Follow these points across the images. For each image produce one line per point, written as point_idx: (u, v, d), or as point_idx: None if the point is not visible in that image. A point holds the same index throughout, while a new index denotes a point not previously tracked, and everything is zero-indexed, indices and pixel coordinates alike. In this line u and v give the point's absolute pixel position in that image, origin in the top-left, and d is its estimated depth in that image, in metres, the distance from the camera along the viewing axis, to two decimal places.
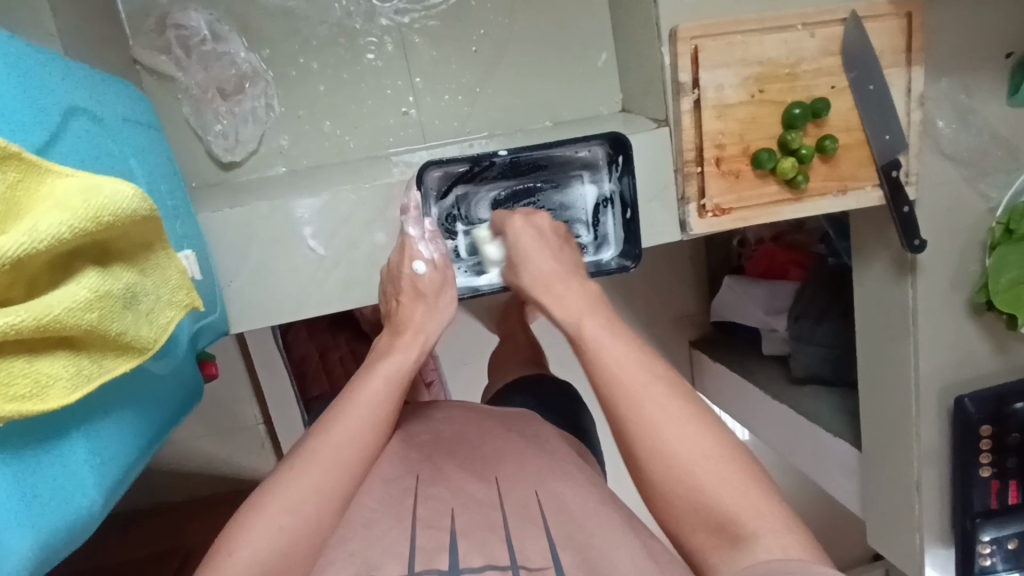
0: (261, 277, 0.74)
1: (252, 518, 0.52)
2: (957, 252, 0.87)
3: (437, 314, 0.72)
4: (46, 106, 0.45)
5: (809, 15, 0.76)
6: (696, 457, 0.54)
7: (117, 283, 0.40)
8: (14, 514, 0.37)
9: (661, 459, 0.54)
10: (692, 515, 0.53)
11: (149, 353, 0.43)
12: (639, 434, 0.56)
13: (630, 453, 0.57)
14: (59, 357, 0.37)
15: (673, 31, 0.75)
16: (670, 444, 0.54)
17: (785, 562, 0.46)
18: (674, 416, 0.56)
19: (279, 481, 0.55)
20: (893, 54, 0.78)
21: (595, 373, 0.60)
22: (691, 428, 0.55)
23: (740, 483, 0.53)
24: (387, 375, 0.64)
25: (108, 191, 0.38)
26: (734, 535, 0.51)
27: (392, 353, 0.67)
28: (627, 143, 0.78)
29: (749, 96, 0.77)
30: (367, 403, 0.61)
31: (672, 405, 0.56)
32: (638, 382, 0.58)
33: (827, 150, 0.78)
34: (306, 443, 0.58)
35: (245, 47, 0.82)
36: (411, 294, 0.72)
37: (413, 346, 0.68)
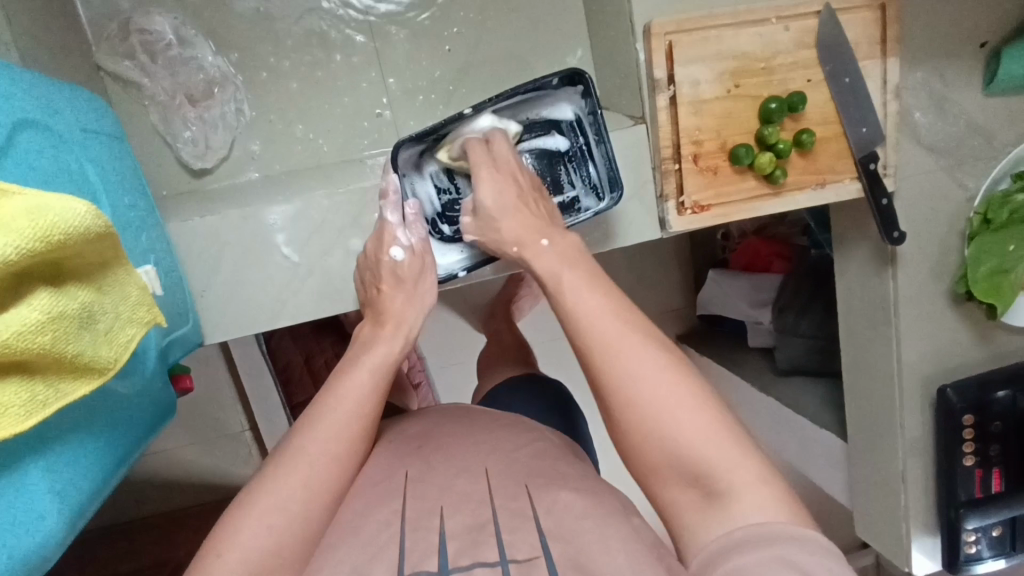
0: (233, 285, 0.72)
1: (240, 520, 0.51)
2: (936, 242, 0.87)
3: (419, 297, 0.70)
4: None
5: (783, 8, 0.76)
6: (679, 411, 0.52)
7: (73, 304, 0.38)
8: None
9: (636, 412, 0.52)
10: (668, 471, 0.52)
11: (111, 373, 0.41)
12: (618, 384, 0.53)
13: (603, 405, 0.55)
14: (11, 383, 0.35)
15: (647, 27, 0.74)
16: (647, 395, 0.52)
17: (764, 529, 0.46)
18: (651, 366, 0.53)
19: (261, 485, 0.53)
20: (868, 46, 0.78)
21: (568, 325, 0.57)
22: (672, 380, 0.53)
23: (721, 438, 0.51)
24: (374, 366, 0.62)
25: (57, 209, 0.37)
26: (716, 490, 0.50)
27: (375, 342, 0.65)
28: (593, 100, 0.73)
29: (725, 92, 0.77)
30: (352, 397, 0.59)
31: (652, 356, 0.54)
32: (616, 332, 0.55)
33: (804, 144, 0.77)
34: (292, 441, 0.57)
35: (212, 51, 0.80)
36: (390, 280, 0.70)
37: (398, 333, 0.66)
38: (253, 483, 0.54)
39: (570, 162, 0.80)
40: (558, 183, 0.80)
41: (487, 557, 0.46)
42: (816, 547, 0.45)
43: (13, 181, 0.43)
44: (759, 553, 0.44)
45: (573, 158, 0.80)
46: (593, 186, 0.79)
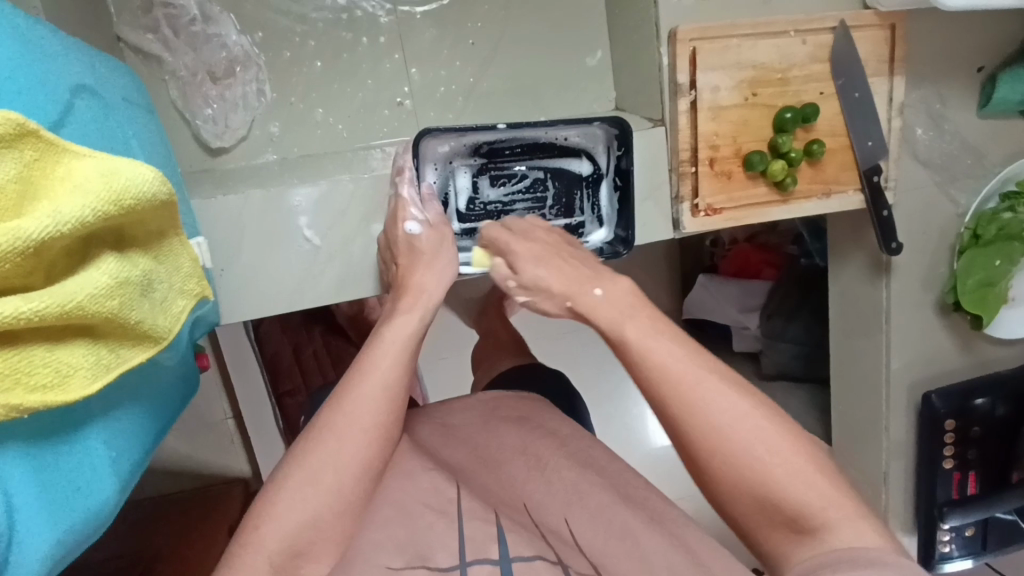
0: (253, 266, 0.72)
1: (276, 496, 0.51)
2: (928, 255, 0.92)
3: (438, 266, 0.69)
4: (53, 83, 0.43)
5: (801, 22, 0.78)
6: (763, 456, 0.52)
7: (135, 270, 0.38)
8: (36, 510, 0.36)
9: (719, 449, 0.52)
10: (757, 506, 0.52)
11: (165, 343, 0.41)
12: (699, 424, 0.53)
13: (684, 445, 0.54)
14: (79, 346, 0.35)
15: (672, 32, 0.76)
16: (727, 432, 0.52)
17: (863, 553, 0.46)
18: (730, 404, 0.53)
19: (291, 464, 0.53)
20: (877, 64, 0.82)
21: (637, 373, 0.56)
22: (750, 415, 0.53)
23: (809, 468, 0.51)
24: (400, 336, 0.61)
25: (128, 173, 0.37)
26: (805, 521, 0.50)
27: (399, 314, 0.64)
28: (630, 152, 0.79)
29: (742, 100, 0.79)
30: (377, 372, 0.58)
31: (728, 402, 0.53)
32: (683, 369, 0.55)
33: (814, 154, 0.81)
34: (322, 414, 0.56)
35: (236, 29, 0.79)
36: (407, 254, 0.70)
37: (415, 309, 0.64)
38: (289, 457, 0.53)
39: (585, 189, 0.84)
40: (570, 206, 0.84)
41: (542, 554, 0.48)
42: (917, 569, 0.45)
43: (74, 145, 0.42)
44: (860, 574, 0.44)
45: (590, 184, 0.84)
46: (599, 216, 0.85)
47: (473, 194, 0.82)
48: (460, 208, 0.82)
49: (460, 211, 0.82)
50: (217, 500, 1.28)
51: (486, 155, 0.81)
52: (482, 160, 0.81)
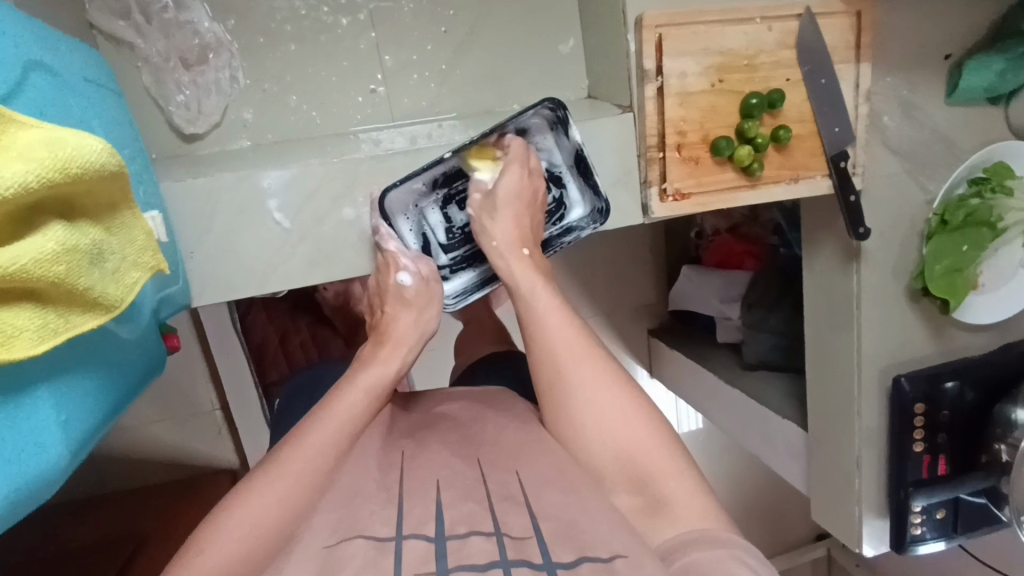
0: (223, 249, 0.73)
1: (223, 524, 0.55)
2: (898, 240, 0.93)
3: (423, 322, 0.76)
4: (7, 57, 0.44)
5: (767, 8, 0.79)
6: (628, 428, 0.61)
7: (84, 239, 0.39)
8: None
9: (592, 413, 0.62)
10: (618, 471, 0.60)
11: (117, 312, 0.42)
12: (582, 391, 0.63)
13: (562, 408, 0.64)
14: (25, 310, 0.36)
15: (639, 19, 0.77)
16: (602, 405, 0.62)
17: (702, 530, 0.54)
18: (606, 385, 0.64)
19: (254, 483, 0.58)
20: (844, 50, 0.83)
21: (539, 348, 0.66)
22: (621, 397, 0.63)
23: (663, 449, 0.60)
24: (367, 387, 0.67)
25: (74, 143, 0.37)
26: (654, 496, 0.58)
27: (374, 364, 0.70)
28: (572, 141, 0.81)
29: (709, 85, 0.80)
30: (344, 411, 0.64)
31: (609, 384, 0.64)
32: (576, 349, 0.65)
33: (781, 140, 0.82)
34: (284, 450, 0.61)
35: (209, 16, 0.80)
36: (396, 302, 0.76)
37: (394, 358, 0.71)
38: (240, 488, 0.58)
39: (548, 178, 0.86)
40: None
41: (484, 527, 0.48)
42: (744, 547, 0.52)
43: (23, 114, 0.43)
44: (699, 552, 0.51)
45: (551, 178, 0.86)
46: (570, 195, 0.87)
47: (449, 223, 0.85)
48: (441, 240, 0.85)
49: (442, 243, 0.86)
50: (202, 490, 1.30)
51: (442, 183, 0.81)
52: (444, 192, 0.82)
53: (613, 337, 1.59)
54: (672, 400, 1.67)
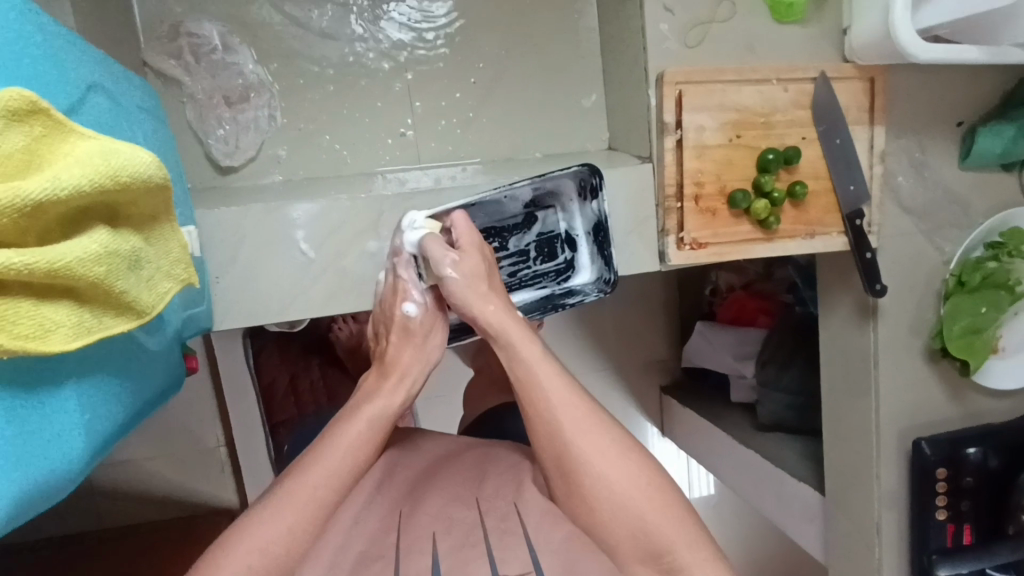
0: (247, 277, 0.75)
1: (222, 557, 0.55)
2: (914, 300, 0.93)
3: (427, 351, 0.74)
4: (70, 77, 0.47)
5: (783, 71, 0.83)
6: (641, 499, 0.59)
7: (125, 245, 0.40)
8: (10, 456, 0.37)
9: (602, 485, 0.59)
10: (632, 544, 0.58)
11: (148, 318, 0.43)
12: (590, 460, 0.60)
13: (568, 479, 0.60)
14: (63, 306, 0.37)
15: (660, 75, 0.81)
16: (612, 475, 0.60)
17: None
18: (612, 451, 0.61)
19: (256, 513, 0.58)
20: (857, 113, 0.86)
21: (538, 413, 0.63)
22: (627, 463, 0.61)
23: (675, 516, 0.60)
24: (371, 417, 0.66)
25: (127, 153, 0.40)
26: (669, 564, 0.58)
27: (377, 394, 0.69)
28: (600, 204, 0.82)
29: (727, 140, 0.83)
30: (347, 442, 0.63)
31: (616, 450, 0.61)
32: (579, 411, 0.63)
33: (797, 195, 0.83)
34: (287, 481, 0.60)
35: (253, 59, 0.85)
36: (400, 334, 0.73)
37: (401, 387, 0.70)
38: (241, 520, 0.58)
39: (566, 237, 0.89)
40: (554, 244, 0.89)
41: None
42: None
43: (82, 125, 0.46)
44: None
45: (566, 239, 0.89)
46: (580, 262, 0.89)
47: None
48: None
49: None
50: (200, 528, 1.28)
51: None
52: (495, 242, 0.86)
53: (624, 392, 1.57)
54: (683, 460, 1.63)
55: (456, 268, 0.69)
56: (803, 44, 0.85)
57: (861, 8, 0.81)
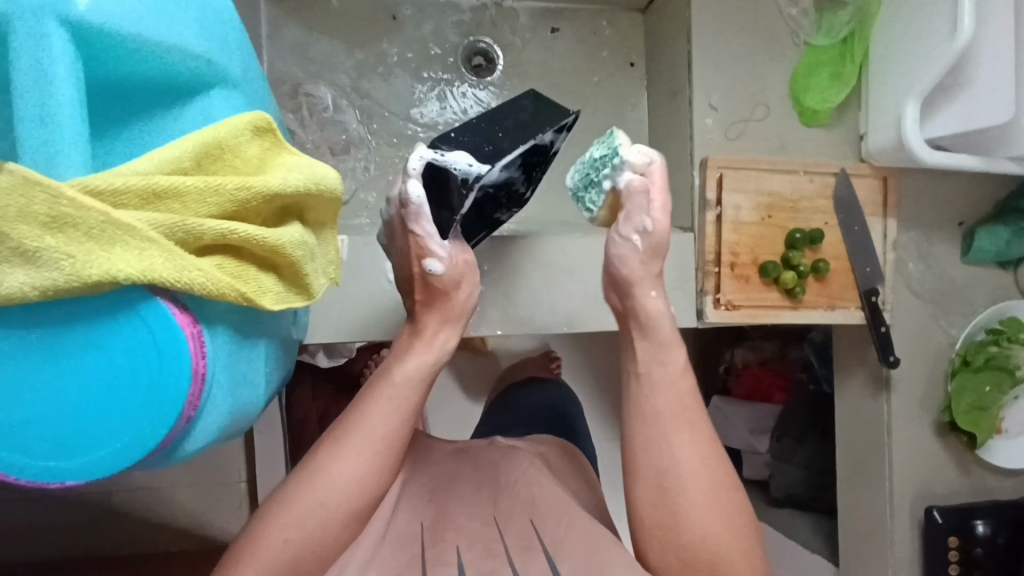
0: (339, 298, 0.85)
1: (270, 520, 0.58)
2: (924, 376, 1.02)
3: (457, 301, 0.69)
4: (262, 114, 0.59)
5: (809, 164, 0.97)
6: (721, 537, 0.60)
7: (310, 239, 0.50)
8: (223, 385, 0.45)
9: (682, 516, 0.60)
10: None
11: (314, 302, 0.52)
12: (680, 489, 0.60)
13: (655, 499, 0.61)
14: (271, 277, 0.46)
15: (705, 160, 0.95)
16: (696, 511, 0.60)
17: None
18: (706, 487, 0.61)
19: (297, 483, 0.60)
20: (873, 205, 0.99)
21: (644, 423, 0.63)
22: (716, 505, 0.60)
23: (745, 566, 0.60)
24: (400, 404, 0.63)
25: (322, 169, 0.51)
26: None
27: (407, 359, 0.66)
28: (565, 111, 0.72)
29: (760, 218, 0.96)
30: (387, 398, 0.63)
31: (709, 490, 0.61)
32: (682, 441, 0.61)
33: (821, 270, 0.95)
34: (326, 446, 0.62)
35: (357, 119, 0.99)
36: (423, 288, 0.69)
37: (436, 343, 0.67)
38: (289, 483, 0.61)
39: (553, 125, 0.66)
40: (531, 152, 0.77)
41: None
42: None
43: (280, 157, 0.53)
44: None
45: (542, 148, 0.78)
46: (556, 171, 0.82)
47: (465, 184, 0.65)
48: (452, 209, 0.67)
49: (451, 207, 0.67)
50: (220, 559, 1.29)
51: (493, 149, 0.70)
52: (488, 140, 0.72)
53: None
54: None
55: (645, 232, 0.65)
56: (825, 145, 0.99)
57: (875, 118, 0.96)
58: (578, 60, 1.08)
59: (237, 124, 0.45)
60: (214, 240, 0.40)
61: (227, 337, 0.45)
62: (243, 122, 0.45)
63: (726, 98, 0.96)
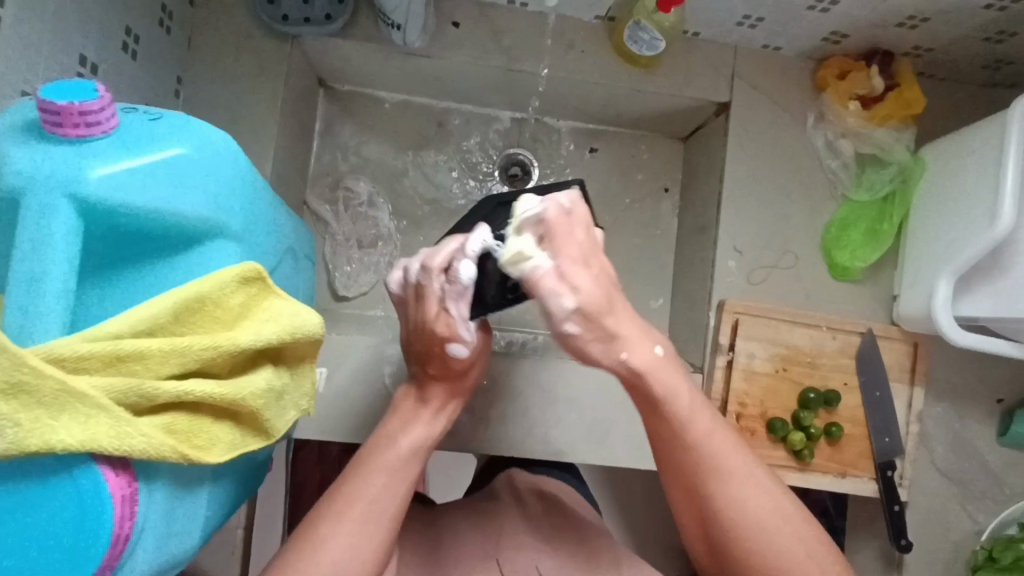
0: (334, 395, 0.87)
1: None
2: (941, 562, 0.94)
3: (458, 391, 0.72)
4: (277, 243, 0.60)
5: (833, 321, 0.93)
6: (784, 541, 0.59)
7: (279, 383, 0.52)
8: (151, 539, 0.46)
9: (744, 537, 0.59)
10: None
11: (274, 439, 0.54)
12: (731, 518, 0.59)
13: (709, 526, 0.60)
14: (226, 425, 0.48)
15: (722, 303, 0.93)
16: (754, 531, 0.59)
17: None
18: (756, 486, 0.60)
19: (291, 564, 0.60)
20: (899, 371, 0.94)
21: (677, 450, 0.60)
22: (771, 510, 0.59)
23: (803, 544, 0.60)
24: (395, 472, 0.65)
25: (303, 316, 0.53)
26: None
27: (406, 435, 0.67)
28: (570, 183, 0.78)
29: (774, 370, 0.92)
30: (387, 470, 0.65)
31: (761, 506, 0.59)
32: (721, 456, 0.59)
33: (833, 435, 0.90)
34: (319, 526, 0.61)
35: (389, 216, 1.03)
36: (435, 368, 0.70)
37: (441, 414, 0.71)
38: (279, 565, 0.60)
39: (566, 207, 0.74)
40: None
41: None
42: None
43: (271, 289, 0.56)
44: None
45: None
46: None
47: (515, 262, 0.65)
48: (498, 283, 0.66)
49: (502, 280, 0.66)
50: None
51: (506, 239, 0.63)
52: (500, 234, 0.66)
53: None
54: None
55: (577, 299, 0.51)
56: (855, 302, 0.95)
57: (910, 282, 0.92)
58: (612, 182, 1.09)
59: (223, 279, 0.48)
60: (168, 402, 0.42)
61: (164, 491, 0.46)
62: (230, 276, 0.48)
63: (752, 243, 0.95)
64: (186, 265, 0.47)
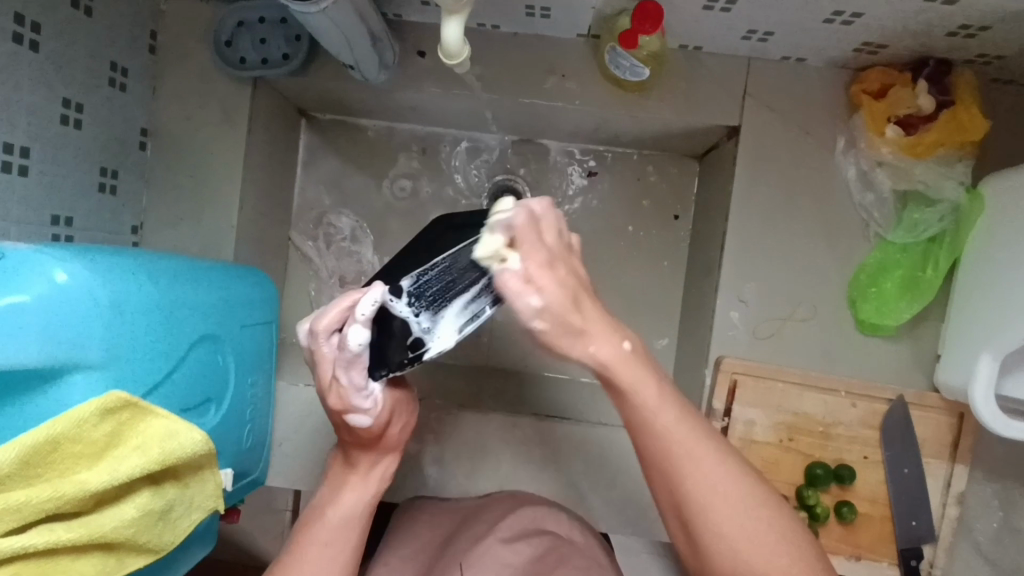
0: (300, 447, 0.86)
1: None
2: None
3: (387, 454, 0.63)
4: (177, 342, 0.59)
5: (854, 385, 0.80)
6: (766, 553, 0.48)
7: (160, 501, 0.53)
8: None
9: (711, 535, 0.49)
10: None
11: (162, 551, 0.54)
12: (705, 515, 0.49)
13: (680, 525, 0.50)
14: (94, 556, 0.49)
15: (718, 360, 0.82)
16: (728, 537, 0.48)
17: None
18: (735, 485, 0.49)
19: None
20: (936, 446, 0.80)
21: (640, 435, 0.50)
22: (757, 519, 0.49)
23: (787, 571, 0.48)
24: (337, 526, 0.59)
25: (181, 437, 0.52)
26: None
27: (342, 494, 0.61)
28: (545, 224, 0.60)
29: (777, 440, 0.81)
30: (320, 547, 0.57)
31: (743, 503, 0.49)
32: (692, 441, 0.49)
33: (843, 516, 0.79)
34: None
35: (373, 251, 1.00)
36: (353, 439, 0.61)
37: (374, 475, 0.63)
38: None
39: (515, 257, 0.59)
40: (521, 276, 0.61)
41: None
42: None
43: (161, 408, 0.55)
44: None
45: None
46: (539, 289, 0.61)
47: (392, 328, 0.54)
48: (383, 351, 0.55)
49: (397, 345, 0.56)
50: None
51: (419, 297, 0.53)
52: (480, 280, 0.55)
53: None
54: None
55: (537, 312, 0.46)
56: (886, 363, 0.81)
57: (955, 344, 0.76)
58: (613, 209, 0.99)
59: (81, 413, 0.46)
60: (6, 558, 0.43)
61: None
62: (86, 416, 0.46)
63: (761, 292, 0.82)
64: (40, 400, 0.49)
